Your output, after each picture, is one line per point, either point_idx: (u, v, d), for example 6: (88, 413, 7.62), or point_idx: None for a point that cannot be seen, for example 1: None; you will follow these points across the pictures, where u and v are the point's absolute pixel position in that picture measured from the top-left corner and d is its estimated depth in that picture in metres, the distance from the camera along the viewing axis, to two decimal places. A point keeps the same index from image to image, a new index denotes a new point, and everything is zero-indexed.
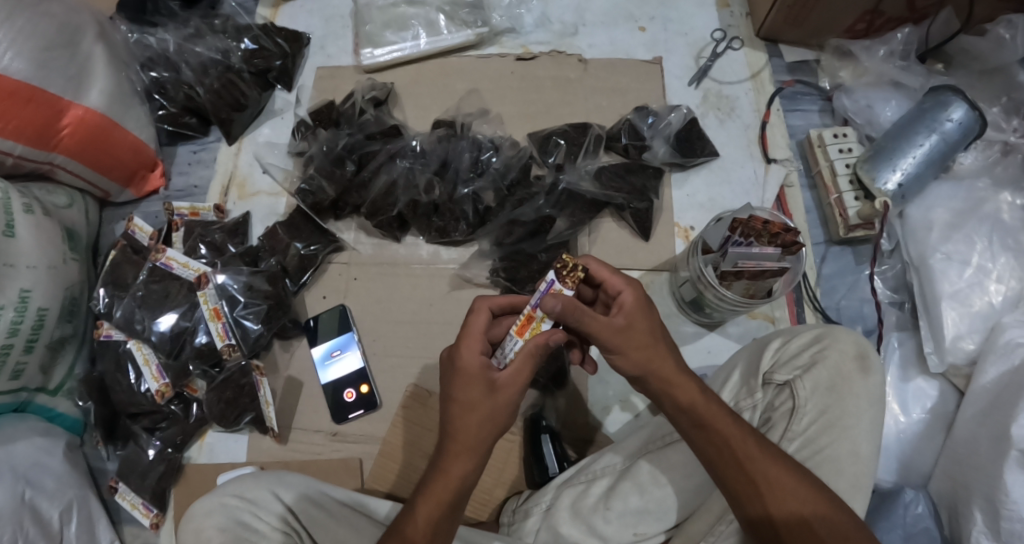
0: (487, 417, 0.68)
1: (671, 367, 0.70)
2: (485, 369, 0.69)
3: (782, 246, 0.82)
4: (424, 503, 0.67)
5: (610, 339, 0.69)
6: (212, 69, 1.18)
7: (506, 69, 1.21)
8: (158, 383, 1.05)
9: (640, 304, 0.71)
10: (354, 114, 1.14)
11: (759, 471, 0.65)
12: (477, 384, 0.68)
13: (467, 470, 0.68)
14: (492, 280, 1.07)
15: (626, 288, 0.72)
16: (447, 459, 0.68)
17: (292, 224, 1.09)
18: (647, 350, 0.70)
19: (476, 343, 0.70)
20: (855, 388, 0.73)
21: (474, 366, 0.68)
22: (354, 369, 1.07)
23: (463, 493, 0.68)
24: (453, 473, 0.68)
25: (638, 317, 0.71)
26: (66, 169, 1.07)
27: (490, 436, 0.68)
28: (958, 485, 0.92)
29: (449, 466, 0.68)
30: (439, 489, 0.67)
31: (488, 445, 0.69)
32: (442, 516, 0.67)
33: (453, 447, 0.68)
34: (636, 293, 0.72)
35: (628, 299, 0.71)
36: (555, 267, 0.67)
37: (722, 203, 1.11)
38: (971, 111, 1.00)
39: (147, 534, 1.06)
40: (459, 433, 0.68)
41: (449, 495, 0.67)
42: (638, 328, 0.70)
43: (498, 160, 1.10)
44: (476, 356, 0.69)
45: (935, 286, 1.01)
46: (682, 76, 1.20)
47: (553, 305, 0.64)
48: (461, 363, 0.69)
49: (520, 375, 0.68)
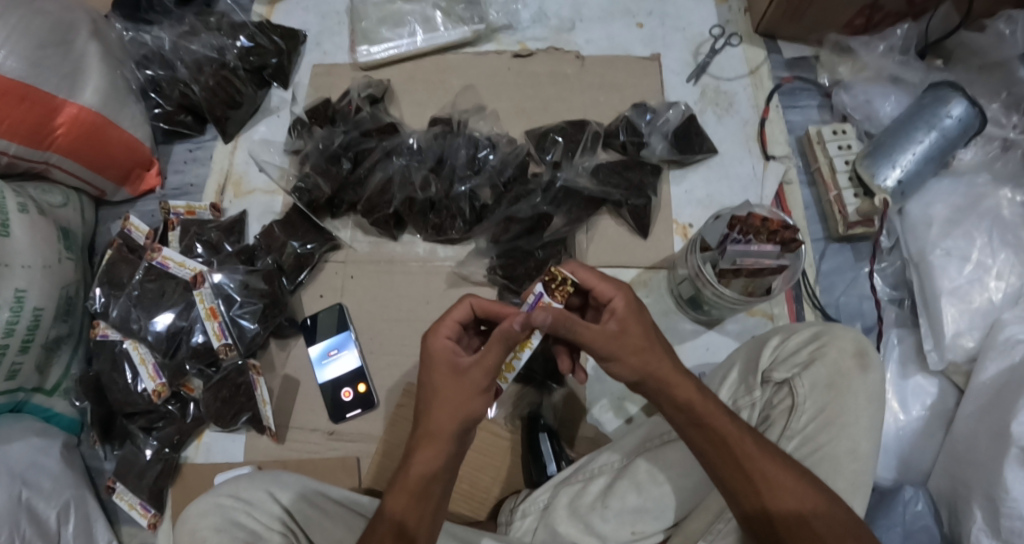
0: (451, 403, 0.68)
1: (669, 368, 0.70)
2: (453, 354, 0.70)
3: (781, 243, 0.83)
4: (392, 493, 0.66)
5: (605, 346, 0.70)
6: (206, 67, 1.17)
7: (503, 65, 1.21)
8: (155, 383, 1.04)
9: (631, 309, 0.72)
10: (349, 112, 1.13)
11: (757, 469, 0.65)
12: (442, 367, 0.69)
13: (435, 458, 0.66)
14: (490, 277, 1.06)
15: (617, 293, 0.73)
16: (416, 446, 0.67)
17: (288, 222, 1.09)
18: (643, 353, 0.70)
19: (446, 330, 0.72)
20: (854, 385, 0.72)
21: (441, 352, 0.70)
22: (351, 368, 1.07)
23: (432, 483, 0.66)
24: (419, 462, 0.67)
25: (631, 322, 0.71)
26: (61, 168, 1.07)
27: (458, 423, 0.67)
28: (957, 483, 0.91)
29: (417, 454, 0.67)
30: (405, 479, 0.66)
31: (456, 432, 0.67)
32: (408, 506, 0.65)
33: (421, 433, 0.68)
34: (626, 297, 0.73)
35: (619, 304, 0.72)
36: (543, 281, 0.72)
37: (721, 199, 1.10)
38: (970, 107, 1.00)
39: (145, 534, 1.05)
40: (427, 420, 0.68)
41: (415, 483, 0.65)
42: (633, 332, 0.71)
43: (496, 157, 1.09)
44: (443, 342, 0.71)
45: (934, 282, 1.01)
46: (680, 72, 1.19)
47: (545, 317, 0.68)
48: (429, 350, 0.71)
49: (485, 361, 0.68)
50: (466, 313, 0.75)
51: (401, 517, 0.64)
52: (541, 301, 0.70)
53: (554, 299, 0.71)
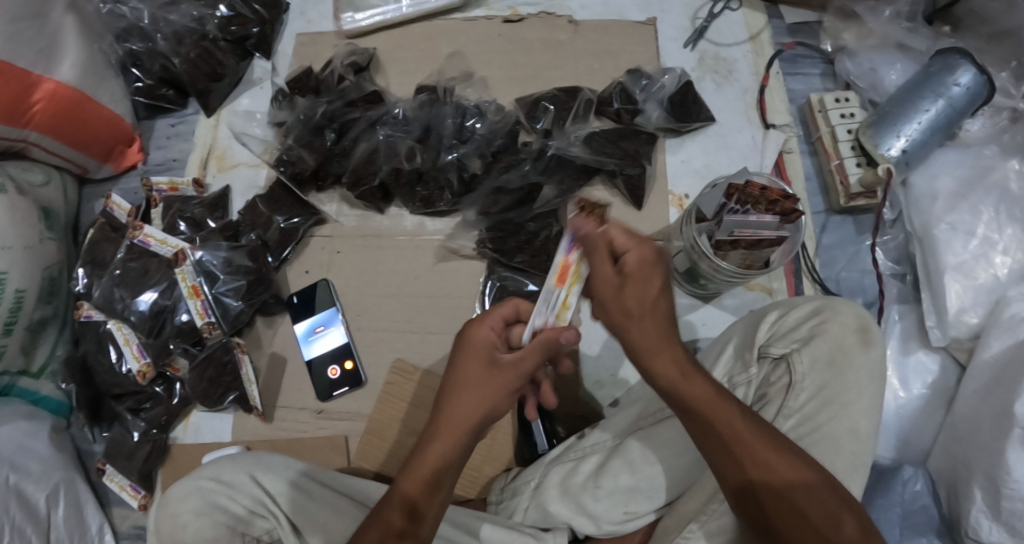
0: (479, 397, 0.66)
1: (658, 342, 0.63)
2: (490, 349, 0.69)
3: (782, 214, 0.78)
4: (405, 478, 0.64)
5: (608, 295, 0.65)
6: (187, 38, 1.12)
7: (493, 31, 1.16)
8: (139, 363, 1.01)
9: (642, 267, 0.64)
10: (333, 82, 1.09)
11: (748, 455, 0.61)
12: (480, 357, 0.68)
13: (451, 449, 0.65)
14: (479, 251, 1.03)
15: (632, 247, 0.65)
16: (434, 435, 0.66)
17: (272, 197, 1.06)
18: (633, 320, 0.64)
19: (490, 322, 0.71)
20: (855, 363, 0.70)
21: (482, 342, 0.69)
22: (338, 345, 1.04)
23: (448, 475, 0.64)
24: (437, 452, 0.64)
25: (638, 279, 0.64)
26: (41, 146, 1.02)
27: (480, 421, 0.66)
28: (957, 463, 0.89)
29: (434, 443, 0.65)
30: (420, 468, 0.64)
31: (475, 426, 0.66)
32: (422, 491, 0.63)
33: (440, 426, 0.66)
34: (641, 253, 0.65)
35: (632, 258, 0.64)
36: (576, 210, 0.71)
37: (718, 169, 1.07)
38: (979, 76, 0.96)
39: (136, 515, 1.03)
40: (450, 410, 0.66)
41: (428, 475, 0.63)
42: (633, 295, 0.64)
43: (483, 127, 1.05)
44: (484, 332, 0.70)
45: (938, 257, 0.98)
46: (677, 38, 1.15)
47: (581, 225, 0.68)
48: (470, 338, 0.70)
49: (523, 362, 0.67)
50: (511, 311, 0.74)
51: (414, 504, 0.63)
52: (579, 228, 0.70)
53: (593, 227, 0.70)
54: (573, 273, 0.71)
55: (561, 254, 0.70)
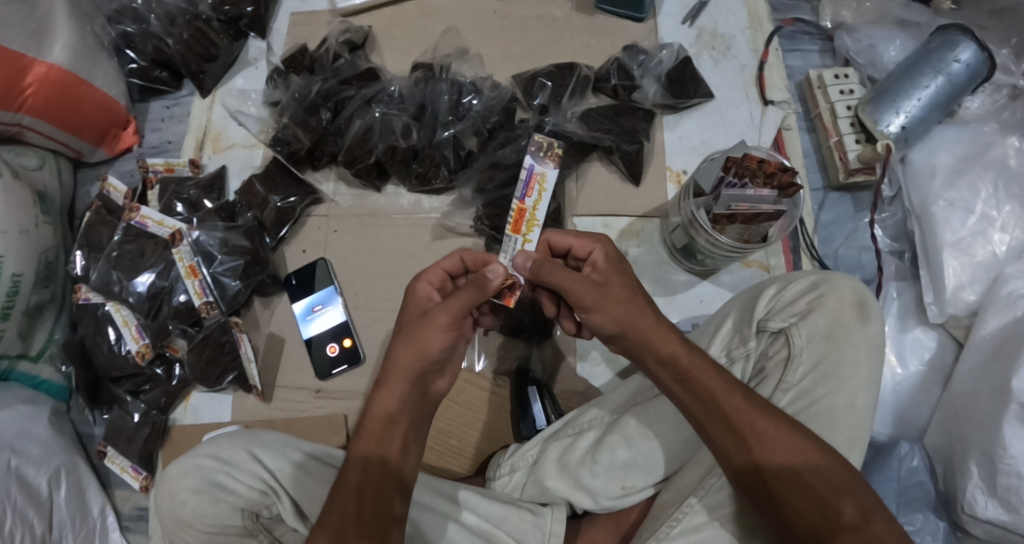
0: (416, 346, 0.67)
1: (651, 321, 0.67)
2: (426, 301, 0.72)
3: (779, 187, 0.77)
4: (359, 436, 0.65)
5: (588, 296, 0.67)
6: (179, 18, 1.10)
7: (489, 7, 1.15)
8: (138, 344, 1.01)
9: (611, 260, 0.71)
10: (328, 60, 1.09)
11: (746, 425, 0.62)
12: (410, 312, 0.71)
13: (393, 398, 0.66)
14: (476, 228, 1.03)
15: (597, 245, 0.72)
16: (378, 390, 0.67)
17: (268, 176, 1.04)
18: (625, 304, 0.67)
19: (432, 277, 0.74)
20: (853, 336, 0.70)
21: (419, 295, 0.72)
22: (336, 324, 1.04)
23: (394, 424, 0.65)
24: (381, 403, 0.66)
25: (612, 275, 0.69)
26: (35, 130, 1.02)
27: (415, 364, 0.67)
28: (953, 439, 0.89)
29: (378, 398, 0.66)
30: (373, 423, 0.65)
31: (411, 374, 0.67)
32: (375, 444, 0.64)
33: (382, 382, 0.67)
34: (606, 249, 0.72)
35: (599, 257, 0.71)
36: (531, 153, 0.83)
37: (716, 145, 1.06)
38: (979, 52, 0.95)
39: (137, 497, 1.03)
40: (388, 365, 0.68)
41: (377, 426, 0.65)
42: (616, 285, 0.68)
43: (479, 103, 1.04)
44: (424, 287, 0.73)
45: (936, 234, 0.97)
46: (675, 14, 1.13)
47: (525, 263, 0.70)
48: (410, 294, 0.73)
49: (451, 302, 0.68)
50: (457, 264, 0.76)
51: (371, 460, 0.63)
52: (534, 173, 0.83)
53: (546, 170, 0.83)
54: (528, 219, 0.82)
55: (517, 198, 0.83)
